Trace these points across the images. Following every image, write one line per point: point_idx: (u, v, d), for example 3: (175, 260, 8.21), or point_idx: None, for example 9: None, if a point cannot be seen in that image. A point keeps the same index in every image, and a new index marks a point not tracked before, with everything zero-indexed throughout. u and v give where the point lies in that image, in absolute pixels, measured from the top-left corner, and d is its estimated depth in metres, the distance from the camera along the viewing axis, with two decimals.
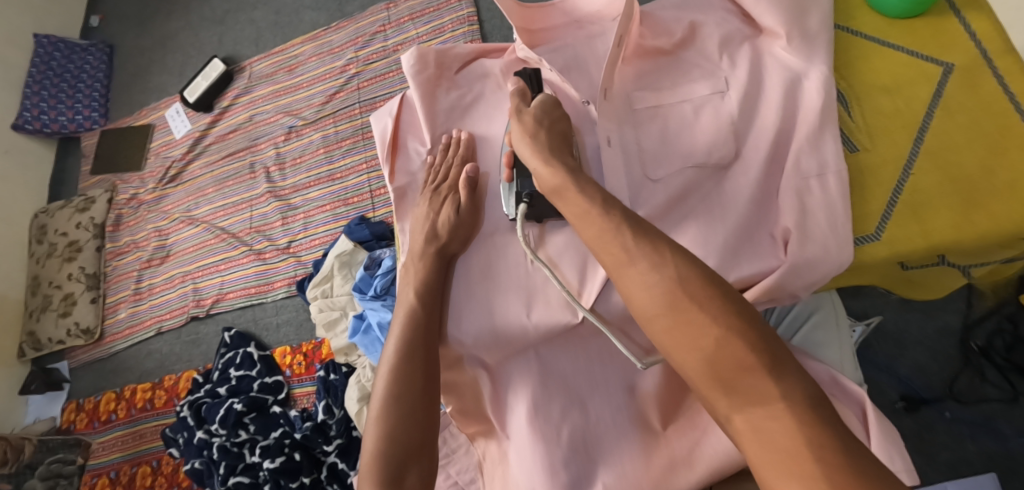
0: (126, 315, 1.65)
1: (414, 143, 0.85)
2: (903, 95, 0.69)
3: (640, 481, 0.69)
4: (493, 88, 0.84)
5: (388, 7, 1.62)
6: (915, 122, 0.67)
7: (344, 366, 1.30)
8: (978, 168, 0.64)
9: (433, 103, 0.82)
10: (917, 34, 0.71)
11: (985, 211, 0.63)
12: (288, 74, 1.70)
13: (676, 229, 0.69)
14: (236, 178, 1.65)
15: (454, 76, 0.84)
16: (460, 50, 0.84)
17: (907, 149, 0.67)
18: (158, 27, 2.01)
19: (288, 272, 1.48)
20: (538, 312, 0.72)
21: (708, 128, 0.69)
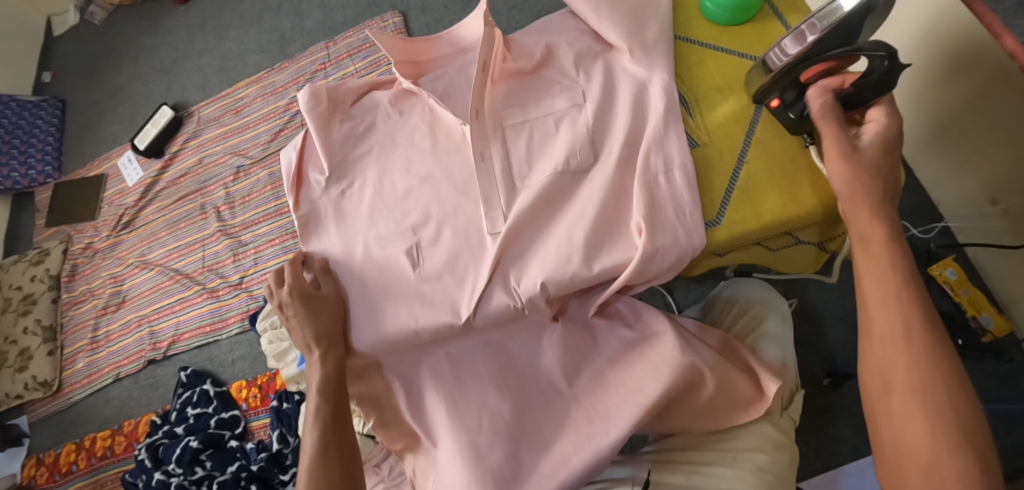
0: (84, 364, 1.65)
1: (315, 173, 0.88)
2: (734, 97, 0.78)
3: (559, 443, 0.82)
4: (384, 117, 0.89)
5: (326, 46, 1.72)
6: (747, 116, 0.76)
7: (296, 394, 1.33)
8: (802, 153, 0.74)
9: (328, 135, 0.87)
10: (744, 37, 0.81)
11: (808, 186, 0.73)
12: (235, 116, 1.75)
13: (543, 231, 0.76)
14: (188, 220, 1.68)
15: (348, 108, 0.90)
16: (352, 85, 0.91)
17: (740, 142, 0.76)
18: (107, 79, 2.05)
19: (241, 308, 1.51)
20: (423, 316, 0.79)
21: (568, 137, 0.76)
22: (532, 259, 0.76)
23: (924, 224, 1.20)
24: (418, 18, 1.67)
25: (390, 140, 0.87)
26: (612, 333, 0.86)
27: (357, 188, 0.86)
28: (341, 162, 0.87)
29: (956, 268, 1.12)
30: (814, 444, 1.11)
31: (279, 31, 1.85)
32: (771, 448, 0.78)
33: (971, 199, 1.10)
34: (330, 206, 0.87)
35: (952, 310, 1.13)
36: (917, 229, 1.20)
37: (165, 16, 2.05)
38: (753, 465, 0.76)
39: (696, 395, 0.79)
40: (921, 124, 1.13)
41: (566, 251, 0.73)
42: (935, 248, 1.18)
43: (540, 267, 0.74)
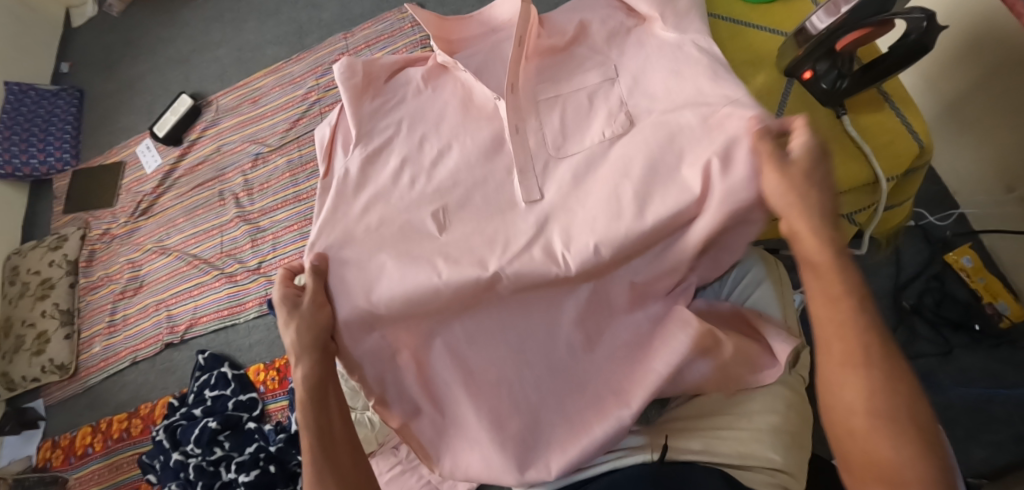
0: (100, 348, 1.66)
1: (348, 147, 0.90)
2: (766, 71, 0.82)
3: (579, 411, 0.82)
4: (415, 91, 0.91)
5: (344, 37, 1.74)
6: (779, 89, 0.81)
7: None
8: (835, 121, 0.78)
9: (360, 107, 0.90)
10: (775, 15, 0.85)
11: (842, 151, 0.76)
12: (253, 105, 1.77)
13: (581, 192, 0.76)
14: (206, 206, 1.70)
15: (381, 84, 0.93)
16: (386, 62, 0.94)
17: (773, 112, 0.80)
18: (126, 69, 2.08)
19: (259, 292, 1.52)
20: (450, 273, 0.78)
21: (602, 107, 0.78)
22: (573, 219, 0.75)
23: (941, 211, 1.21)
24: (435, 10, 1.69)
25: (419, 113, 0.89)
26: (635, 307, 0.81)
27: (387, 157, 0.87)
28: (369, 131, 0.89)
29: (972, 255, 1.14)
30: None
31: (297, 22, 1.88)
32: (784, 407, 0.79)
33: (988, 186, 1.11)
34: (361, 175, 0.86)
35: (967, 298, 1.13)
36: (934, 217, 1.21)
37: (183, 8, 2.08)
38: (769, 426, 0.77)
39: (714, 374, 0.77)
40: (940, 114, 1.15)
41: (610, 209, 0.73)
42: (951, 236, 1.19)
43: (578, 227, 0.74)
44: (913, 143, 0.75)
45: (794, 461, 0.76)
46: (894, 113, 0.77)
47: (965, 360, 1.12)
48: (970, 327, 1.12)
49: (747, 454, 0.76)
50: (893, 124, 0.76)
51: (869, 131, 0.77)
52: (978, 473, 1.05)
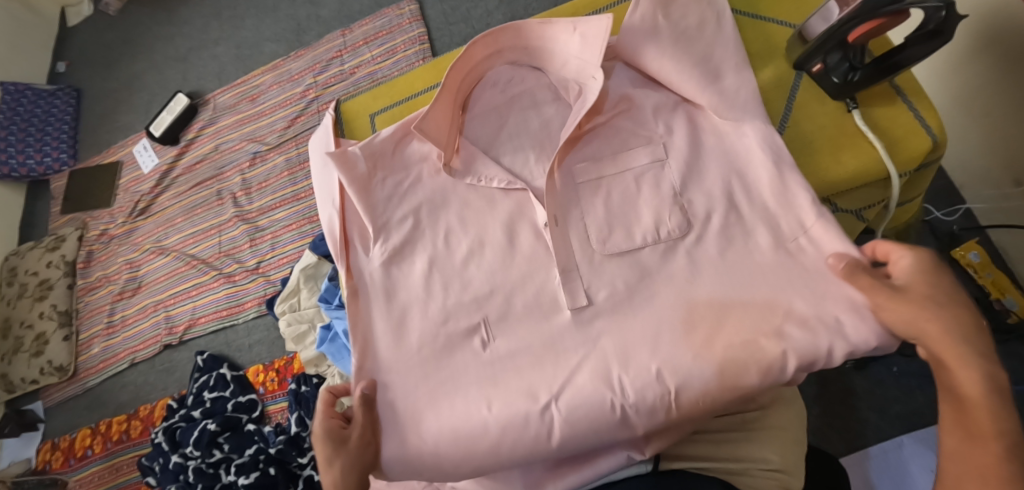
0: (99, 349, 1.65)
1: (360, 241, 0.81)
2: (775, 63, 0.80)
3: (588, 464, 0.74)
4: (430, 172, 0.82)
5: (343, 34, 1.72)
6: (787, 82, 0.79)
7: (315, 377, 1.33)
8: (845, 116, 0.76)
9: (370, 196, 0.80)
10: (784, 6, 0.83)
11: (852, 151, 0.74)
12: (251, 103, 1.75)
13: (632, 299, 0.72)
14: (204, 206, 1.68)
15: (388, 161, 0.82)
16: (382, 136, 0.82)
17: (783, 106, 0.78)
18: (124, 68, 2.06)
19: (258, 292, 1.51)
20: (496, 404, 0.71)
21: (649, 204, 0.75)
22: (634, 332, 0.70)
23: (947, 207, 1.20)
24: (434, 6, 1.67)
25: (434, 194, 0.81)
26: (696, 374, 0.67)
27: (419, 258, 0.79)
28: (385, 224, 0.80)
29: (979, 250, 1.10)
30: (839, 428, 1.10)
31: (295, 19, 1.86)
32: (777, 403, 0.76)
33: (995, 180, 1.09)
34: (381, 278, 0.79)
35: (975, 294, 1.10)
36: (941, 212, 1.20)
37: (181, 5, 2.06)
38: (767, 427, 0.74)
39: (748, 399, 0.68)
40: (943, 111, 1.14)
41: (665, 326, 0.70)
42: (958, 230, 1.17)
43: (635, 348, 0.69)
44: (927, 137, 0.73)
45: (790, 460, 0.73)
46: (907, 106, 0.75)
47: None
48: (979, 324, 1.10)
49: (742, 457, 0.73)
50: (906, 117, 0.74)
51: (881, 125, 0.75)
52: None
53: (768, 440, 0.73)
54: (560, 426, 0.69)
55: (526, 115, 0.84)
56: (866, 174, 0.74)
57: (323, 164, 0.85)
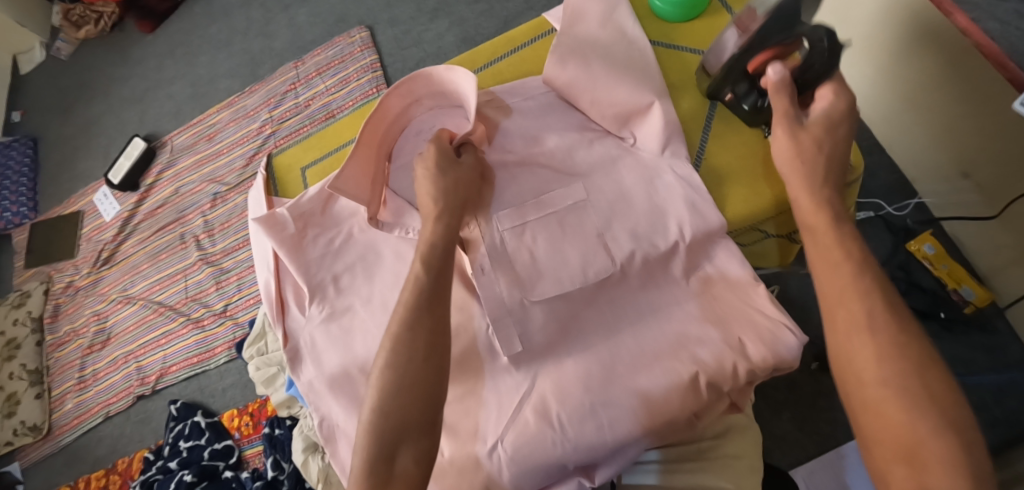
0: (72, 405, 1.62)
1: (298, 301, 0.86)
2: (690, 94, 0.88)
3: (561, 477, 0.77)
4: (361, 227, 0.86)
5: (296, 66, 1.71)
6: (704, 111, 0.87)
7: (288, 419, 1.33)
8: (756, 145, 0.84)
9: (302, 257, 0.83)
10: (697, 33, 0.90)
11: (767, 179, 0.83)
12: (209, 142, 1.73)
13: (579, 348, 0.79)
14: (168, 250, 1.66)
15: (321, 218, 0.86)
16: (310, 196, 0.85)
17: (699, 135, 0.86)
18: (79, 113, 2.02)
19: (227, 336, 1.50)
20: (453, 446, 0.79)
21: (578, 249, 0.80)
22: (571, 370, 0.78)
23: (898, 201, 1.29)
24: (385, 31, 1.66)
25: (366, 247, 0.85)
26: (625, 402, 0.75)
27: (357, 315, 0.82)
28: (320, 284, 0.84)
29: (933, 242, 1.18)
30: (806, 431, 1.11)
31: (248, 53, 1.84)
32: (732, 433, 0.82)
33: (945, 175, 1.18)
34: (318, 336, 0.83)
35: (933, 286, 1.18)
36: (893, 207, 1.28)
37: (133, 46, 2.03)
38: (722, 455, 0.81)
39: (693, 424, 0.76)
40: (891, 105, 1.22)
41: (594, 367, 0.77)
42: (912, 224, 1.25)
43: (570, 387, 0.77)
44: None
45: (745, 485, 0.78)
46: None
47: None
48: (937, 314, 1.18)
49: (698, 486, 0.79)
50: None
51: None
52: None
53: (723, 469, 0.80)
54: (509, 467, 0.76)
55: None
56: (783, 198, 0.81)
57: (255, 230, 0.88)
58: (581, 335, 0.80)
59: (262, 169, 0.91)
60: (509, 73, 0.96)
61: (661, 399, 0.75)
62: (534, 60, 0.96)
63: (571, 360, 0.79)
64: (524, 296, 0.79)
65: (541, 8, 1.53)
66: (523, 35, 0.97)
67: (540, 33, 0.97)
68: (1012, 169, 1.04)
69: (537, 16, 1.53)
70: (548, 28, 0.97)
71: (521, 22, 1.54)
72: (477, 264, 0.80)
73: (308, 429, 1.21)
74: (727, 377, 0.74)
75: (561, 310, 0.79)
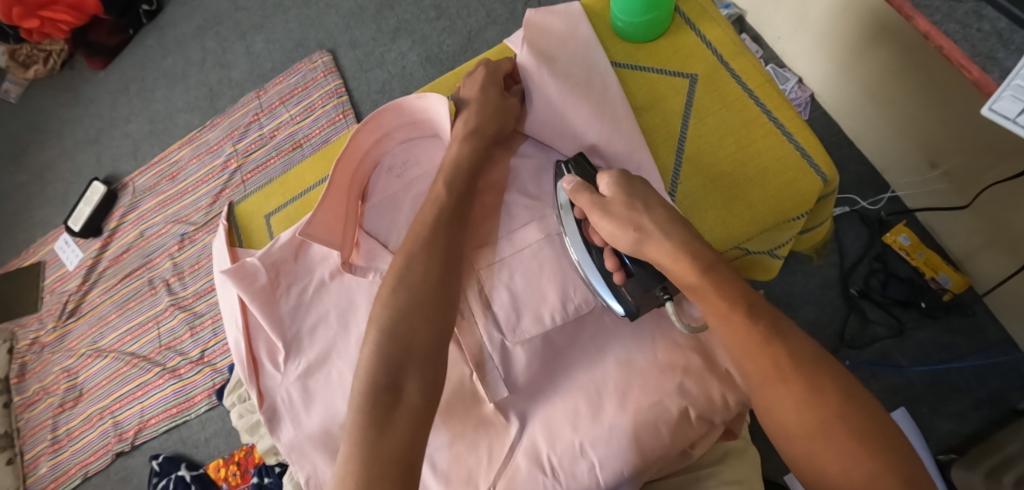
0: (47, 468, 1.53)
1: (272, 355, 0.80)
2: (659, 114, 0.83)
3: None
4: (334, 273, 0.81)
5: (257, 95, 1.65)
6: (675, 133, 0.82)
7: (277, 466, 1.28)
8: (732, 164, 0.79)
9: (275, 310, 0.78)
10: (660, 51, 0.85)
11: (744, 202, 0.77)
12: (172, 181, 1.66)
13: (562, 388, 0.75)
14: (137, 297, 1.59)
15: (293, 267, 0.81)
16: (281, 244, 0.80)
17: (673, 157, 0.81)
18: (32, 159, 1.93)
19: (206, 383, 1.44)
20: None
21: (555, 286, 0.78)
22: (556, 411, 0.74)
23: (872, 195, 1.29)
24: (347, 54, 1.62)
25: (343, 293, 0.81)
26: (614, 440, 0.71)
27: (335, 367, 0.78)
28: (294, 338, 0.79)
29: (908, 233, 1.21)
30: None
31: (207, 84, 1.78)
32: (729, 459, 0.74)
33: (913, 163, 1.18)
34: (297, 392, 0.78)
35: (910, 275, 1.23)
36: (867, 201, 1.29)
37: (84, 84, 1.94)
38: (722, 482, 0.71)
39: (687, 455, 0.72)
40: (855, 97, 1.23)
41: (576, 404, 0.74)
42: (886, 216, 1.27)
43: (560, 425, 0.73)
44: (817, 178, 0.76)
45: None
46: (793, 145, 0.78)
47: (918, 336, 1.21)
48: (917, 304, 1.21)
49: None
50: (794, 158, 0.77)
51: (772, 170, 0.77)
52: (948, 444, 1.15)
53: None
54: None
55: (424, 199, 0.83)
56: (760, 221, 0.76)
57: (221, 281, 0.82)
58: (565, 370, 0.77)
59: (223, 218, 0.85)
60: None
61: (654, 435, 0.70)
62: None
63: (557, 399, 0.75)
64: (504, 340, 0.77)
65: (505, 23, 1.50)
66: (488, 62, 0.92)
67: (503, 60, 0.92)
68: (982, 155, 1.04)
69: (501, 31, 1.50)
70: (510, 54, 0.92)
71: (485, 37, 1.51)
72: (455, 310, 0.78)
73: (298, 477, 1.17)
74: (717, 409, 0.71)
75: (544, 349, 0.77)
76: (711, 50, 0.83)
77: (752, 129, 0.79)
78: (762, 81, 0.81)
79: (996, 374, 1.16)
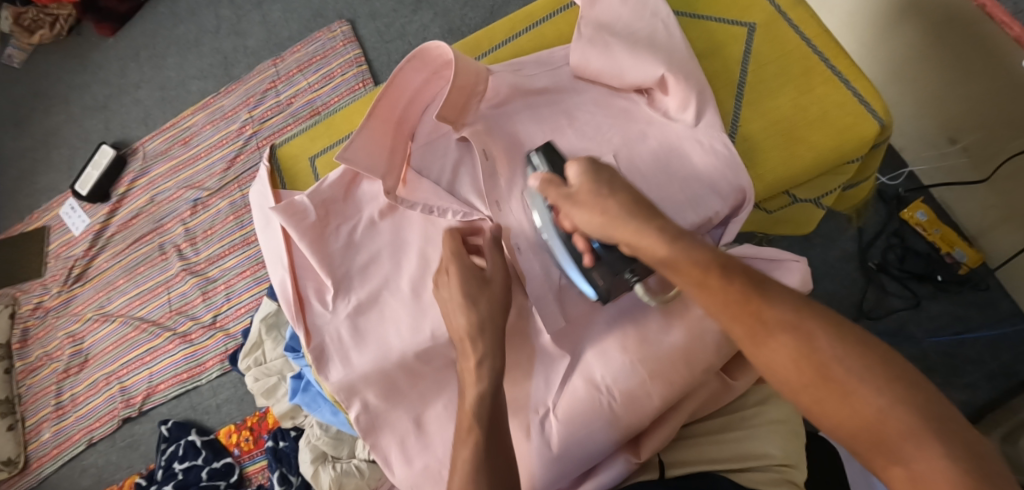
0: (50, 435, 1.50)
1: (320, 296, 0.79)
2: (718, 60, 0.84)
3: (608, 448, 0.71)
4: (383, 213, 0.81)
5: (274, 63, 1.63)
6: (735, 77, 0.83)
7: (292, 430, 1.27)
8: (792, 109, 0.80)
9: (324, 247, 0.78)
10: (720, 1, 0.86)
11: (805, 144, 0.79)
12: (184, 146, 1.64)
13: (612, 324, 0.76)
14: (147, 263, 1.56)
15: (343, 207, 0.81)
16: (332, 183, 0.80)
17: (733, 102, 0.82)
18: (37, 124, 1.88)
19: (218, 349, 1.42)
20: None
21: None
22: (608, 338, 0.75)
23: (891, 172, 1.29)
24: (367, 25, 1.60)
25: (392, 232, 0.80)
26: (668, 363, 0.72)
27: (388, 306, 0.78)
28: (345, 275, 0.79)
29: (925, 209, 1.21)
30: None
31: (221, 52, 1.75)
32: (774, 399, 0.76)
33: (931, 140, 1.19)
34: (348, 331, 0.78)
35: (926, 250, 1.23)
36: (886, 177, 1.29)
37: (91, 50, 1.90)
38: (765, 421, 0.73)
39: (729, 386, 0.74)
40: (876, 77, 1.24)
41: (623, 332, 0.75)
42: (904, 193, 1.27)
43: (612, 352, 0.74)
44: (874, 121, 0.77)
45: (796, 454, 0.70)
46: (851, 92, 0.79)
47: (934, 309, 1.22)
48: (934, 278, 1.22)
49: (743, 455, 0.70)
50: (852, 104, 0.79)
51: (831, 115, 0.79)
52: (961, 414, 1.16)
53: (767, 433, 0.72)
54: (557, 441, 0.72)
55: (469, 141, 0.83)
56: (821, 163, 0.78)
57: (266, 222, 0.83)
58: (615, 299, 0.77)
59: (265, 160, 0.86)
60: (528, 47, 0.90)
61: (702, 363, 0.71)
62: (555, 36, 0.90)
63: (604, 331, 0.76)
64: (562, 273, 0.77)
65: None
66: (543, 9, 0.92)
67: (559, 6, 0.92)
68: (1003, 131, 1.05)
69: (524, 4, 1.50)
70: (567, 2, 0.92)
71: (509, 11, 1.50)
72: (511, 247, 0.77)
73: (317, 439, 1.17)
74: None
75: None
76: (772, 1, 0.84)
77: (810, 76, 0.81)
78: (821, 32, 0.82)
79: (1008, 347, 1.17)
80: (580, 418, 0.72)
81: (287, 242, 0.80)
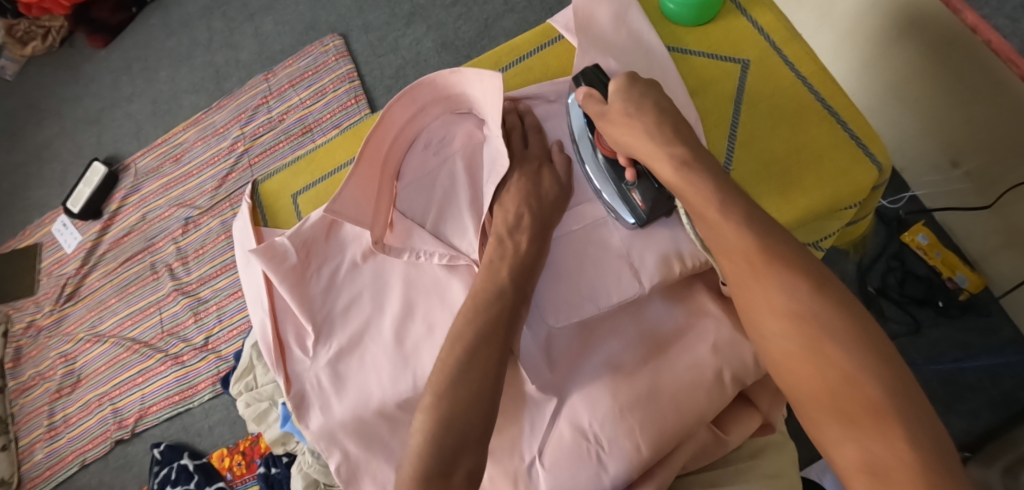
0: (43, 455, 1.49)
1: (299, 339, 0.79)
2: (711, 96, 0.82)
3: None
4: (364, 254, 0.80)
5: (265, 78, 1.61)
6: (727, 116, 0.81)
7: (284, 456, 1.25)
8: (786, 150, 0.78)
9: (304, 290, 0.78)
10: (712, 36, 0.84)
11: (800, 190, 0.77)
12: (175, 164, 1.62)
13: (598, 367, 0.74)
14: (138, 282, 1.55)
15: (325, 248, 0.80)
16: (313, 224, 0.79)
17: (725, 143, 0.80)
18: (29, 137, 1.87)
19: (210, 371, 1.41)
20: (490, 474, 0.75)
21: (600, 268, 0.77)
22: (595, 382, 0.73)
23: (892, 194, 1.28)
24: (359, 39, 1.58)
25: (372, 273, 0.80)
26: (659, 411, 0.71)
27: (369, 351, 0.77)
28: (325, 319, 0.78)
29: (926, 232, 1.20)
30: None
31: (213, 65, 1.73)
32: (767, 452, 0.74)
33: (934, 163, 1.17)
34: (327, 376, 0.77)
35: (926, 273, 1.22)
36: (886, 200, 1.28)
37: (82, 62, 1.88)
38: (760, 472, 0.70)
39: (722, 440, 0.73)
40: (876, 98, 1.21)
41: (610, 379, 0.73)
42: (904, 215, 1.26)
43: (599, 397, 0.72)
44: (870, 165, 0.76)
45: None
46: (847, 133, 0.78)
47: (934, 334, 1.20)
48: (934, 302, 1.20)
49: None
50: (847, 144, 0.77)
51: (826, 156, 0.77)
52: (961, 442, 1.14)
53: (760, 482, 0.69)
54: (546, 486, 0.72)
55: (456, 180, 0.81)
56: (817, 207, 0.76)
57: (246, 263, 0.82)
58: (602, 342, 0.76)
59: (247, 197, 0.85)
60: (516, 82, 0.88)
61: (688, 415, 0.70)
62: (545, 69, 0.88)
63: (592, 374, 0.74)
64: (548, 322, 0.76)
65: (523, 10, 1.47)
66: (530, 42, 0.90)
67: (546, 40, 0.90)
68: (1008, 156, 1.02)
69: (519, 19, 1.47)
70: (555, 34, 0.90)
71: (503, 25, 1.48)
72: None
73: (307, 467, 1.15)
74: (752, 371, 0.71)
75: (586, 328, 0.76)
76: (764, 36, 0.83)
77: (805, 114, 0.79)
78: (816, 69, 0.81)
79: (1009, 373, 1.15)
80: (570, 466, 0.71)
81: (267, 284, 0.79)
